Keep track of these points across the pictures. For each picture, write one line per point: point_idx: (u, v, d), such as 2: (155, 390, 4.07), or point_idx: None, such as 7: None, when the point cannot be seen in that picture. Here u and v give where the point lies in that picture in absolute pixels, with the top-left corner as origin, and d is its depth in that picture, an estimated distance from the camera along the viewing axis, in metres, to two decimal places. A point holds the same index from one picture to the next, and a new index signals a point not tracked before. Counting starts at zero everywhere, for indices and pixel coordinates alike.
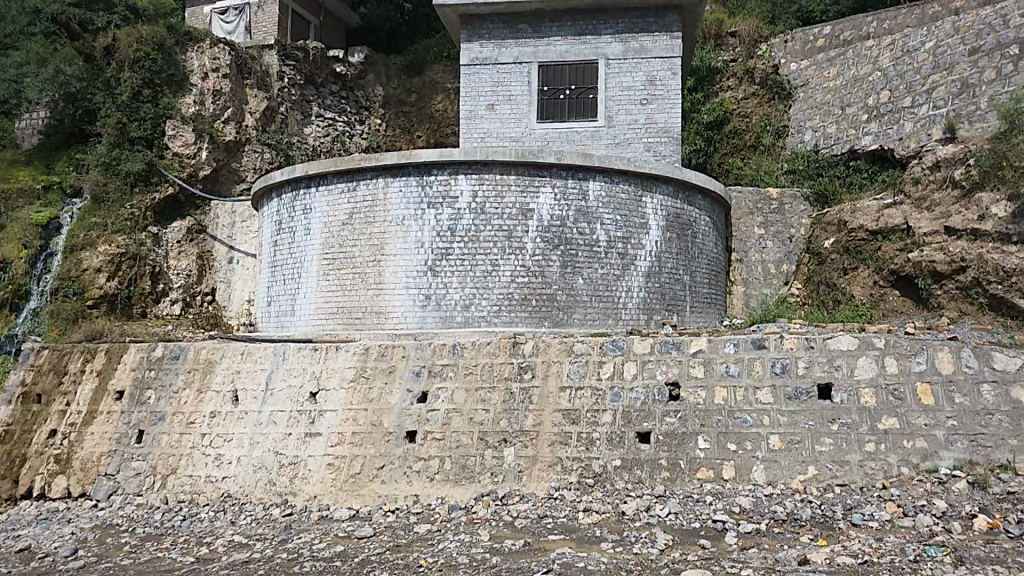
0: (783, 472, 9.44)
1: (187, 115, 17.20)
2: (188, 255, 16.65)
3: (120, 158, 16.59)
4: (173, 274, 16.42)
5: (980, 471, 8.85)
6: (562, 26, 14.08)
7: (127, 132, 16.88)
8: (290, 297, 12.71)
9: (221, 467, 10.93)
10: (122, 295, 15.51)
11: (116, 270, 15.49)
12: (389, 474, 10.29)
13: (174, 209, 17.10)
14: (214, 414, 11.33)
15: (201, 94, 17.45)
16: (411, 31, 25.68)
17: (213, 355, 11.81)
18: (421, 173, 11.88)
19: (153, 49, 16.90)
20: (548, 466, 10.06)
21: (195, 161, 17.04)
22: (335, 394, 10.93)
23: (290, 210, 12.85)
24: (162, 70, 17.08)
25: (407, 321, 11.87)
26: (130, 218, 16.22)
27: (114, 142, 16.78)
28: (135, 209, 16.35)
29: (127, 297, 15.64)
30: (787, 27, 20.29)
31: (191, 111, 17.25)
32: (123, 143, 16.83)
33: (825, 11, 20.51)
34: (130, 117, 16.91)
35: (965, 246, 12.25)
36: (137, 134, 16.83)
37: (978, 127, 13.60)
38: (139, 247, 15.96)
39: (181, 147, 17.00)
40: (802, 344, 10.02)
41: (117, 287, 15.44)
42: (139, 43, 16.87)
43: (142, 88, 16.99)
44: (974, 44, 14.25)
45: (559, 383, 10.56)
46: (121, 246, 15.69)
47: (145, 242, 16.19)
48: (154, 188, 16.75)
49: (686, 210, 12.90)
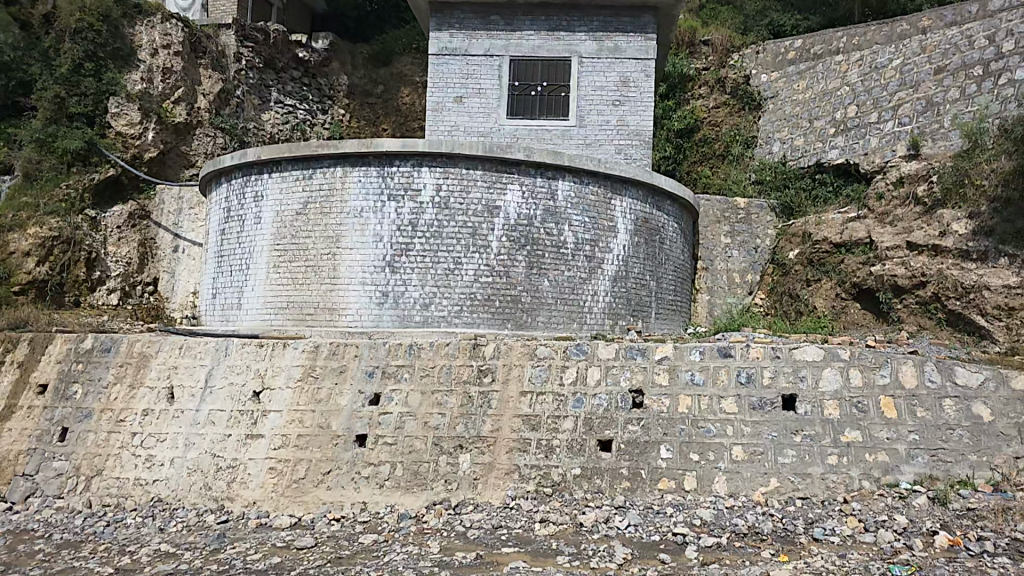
0: (744, 483, 9.15)
1: (133, 92, 16.48)
2: (129, 242, 15.75)
3: (57, 133, 15.72)
4: (112, 261, 15.50)
5: (940, 486, 8.72)
6: (535, 21, 13.85)
7: (65, 108, 15.98)
8: (238, 290, 12.03)
9: (152, 469, 10.15)
10: (54, 281, 14.55)
11: (46, 254, 14.56)
12: (336, 479, 9.66)
13: (115, 190, 16.24)
14: (146, 412, 10.54)
15: (149, 72, 16.86)
16: (378, 21, 25.15)
17: (148, 348, 11.01)
18: (382, 164, 11.40)
19: (98, 19, 16.33)
20: (505, 474, 9.57)
21: (140, 142, 16.26)
22: (281, 395, 10.27)
23: (241, 198, 12.21)
24: (106, 42, 16.46)
25: (361, 320, 11.30)
26: (65, 200, 15.36)
27: (50, 117, 15.85)
28: (70, 190, 15.50)
29: (59, 285, 14.67)
30: (759, 38, 20.43)
31: (138, 89, 16.59)
32: (61, 119, 15.95)
33: (796, 26, 20.77)
34: (70, 91, 16.05)
35: (925, 262, 12.34)
36: (77, 110, 15.97)
37: (941, 145, 13.92)
38: (74, 232, 15.02)
39: (125, 126, 16.19)
40: (767, 353, 9.80)
41: (48, 274, 14.48)
42: (84, 11, 16.27)
43: (83, 61, 16.23)
44: (941, 63, 14.57)
45: (519, 388, 10.10)
46: (53, 229, 14.74)
47: (81, 226, 15.29)
48: (92, 168, 15.87)
49: (655, 215, 12.71)
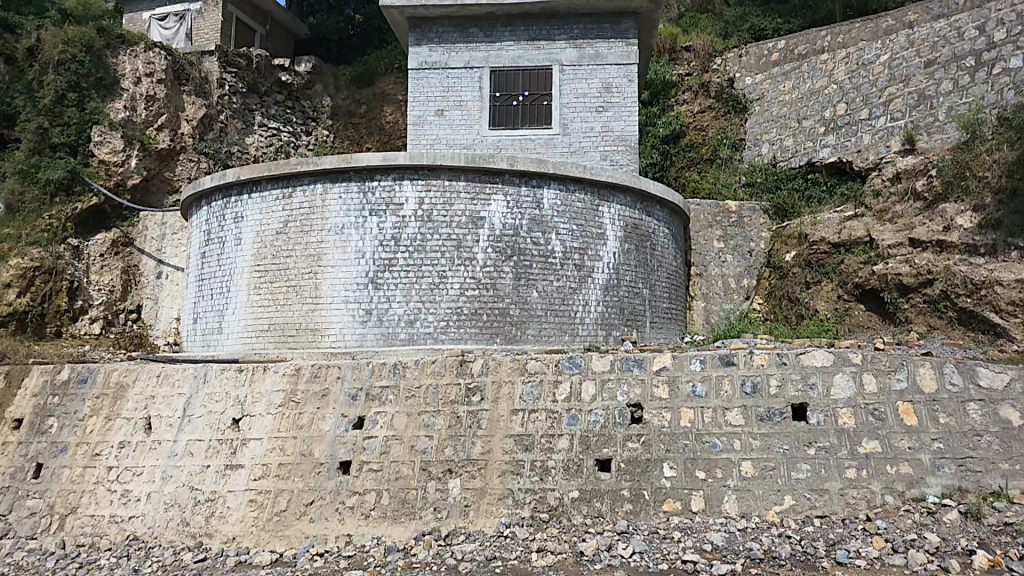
0: (757, 502, 8.42)
1: (115, 120, 16.92)
2: (111, 270, 15.80)
3: (41, 164, 15.96)
4: (94, 290, 15.47)
5: (971, 500, 7.96)
6: (515, 31, 13.98)
7: (48, 138, 16.26)
8: (219, 313, 11.88)
9: (127, 505, 9.70)
10: (34, 313, 14.48)
11: (27, 285, 14.55)
12: (319, 511, 9.08)
13: (98, 218, 16.38)
14: (122, 444, 10.18)
15: (132, 100, 17.38)
16: (360, 43, 26.28)
17: (125, 377, 10.73)
18: (363, 179, 11.29)
19: (81, 52, 16.75)
20: (498, 499, 8.91)
21: (123, 169, 16.69)
22: (261, 421, 9.81)
23: (221, 220, 12.15)
24: (89, 73, 16.86)
25: (345, 339, 11.06)
26: (47, 230, 15.37)
27: (33, 147, 16.11)
28: (52, 220, 15.54)
29: (40, 315, 14.61)
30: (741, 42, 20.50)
31: (120, 117, 17.04)
32: (44, 149, 16.22)
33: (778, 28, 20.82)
34: (53, 122, 16.33)
35: (931, 259, 11.82)
36: (59, 140, 16.24)
37: (937, 138, 13.71)
38: (56, 261, 15.07)
39: (108, 155, 16.63)
40: (773, 359, 9.11)
41: (29, 304, 14.44)
42: (65, 44, 16.69)
43: (67, 91, 16.58)
44: (930, 56, 14.38)
45: (511, 406, 9.47)
46: (35, 259, 14.79)
47: (63, 255, 15.32)
48: (76, 197, 16.08)
49: (644, 221, 12.58)
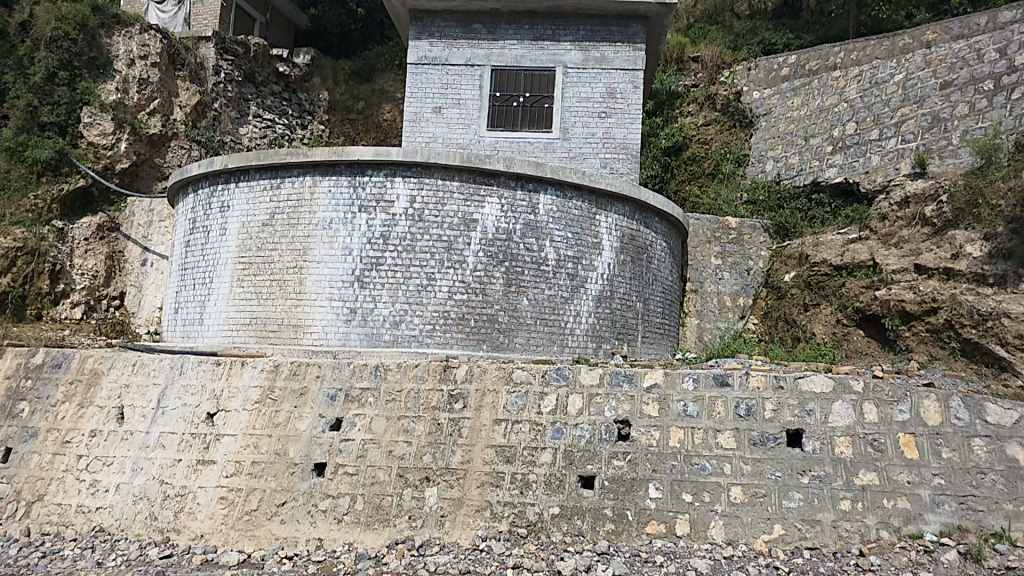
0: (744, 530, 7.99)
1: (107, 102, 16.79)
2: (95, 254, 15.64)
3: (28, 142, 15.73)
4: (77, 274, 15.38)
5: (972, 541, 7.52)
6: (518, 30, 13.65)
7: (37, 116, 16.01)
8: (201, 304, 11.67)
9: (96, 495, 9.48)
10: (14, 293, 14.20)
11: (8, 266, 14.26)
12: (290, 512, 8.76)
13: (85, 202, 16.29)
14: (94, 433, 9.99)
15: (125, 82, 17.30)
16: (363, 37, 26.05)
17: (100, 364, 10.52)
18: (354, 174, 11.00)
19: (74, 29, 16.47)
20: (475, 511, 8.52)
21: (112, 153, 16.60)
22: (236, 417, 9.52)
23: (207, 208, 11.92)
24: (82, 52, 16.67)
25: (327, 338, 10.81)
26: (33, 210, 15.28)
27: (21, 125, 15.88)
28: (38, 200, 15.42)
29: (20, 296, 14.35)
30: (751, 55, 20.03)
31: (112, 99, 16.92)
32: (33, 128, 15.98)
33: (789, 42, 20.27)
34: (42, 100, 16.11)
35: (936, 286, 11.41)
36: (49, 119, 16.03)
37: (950, 163, 13.20)
38: (39, 242, 14.86)
39: (98, 137, 16.49)
40: (770, 382, 8.64)
41: (9, 285, 14.17)
42: (60, 21, 16.36)
43: (58, 70, 16.36)
44: (947, 78, 13.89)
45: (493, 415, 9.05)
46: (18, 239, 14.50)
47: (46, 237, 15.17)
48: (63, 178, 15.95)
49: (642, 232, 12.22)
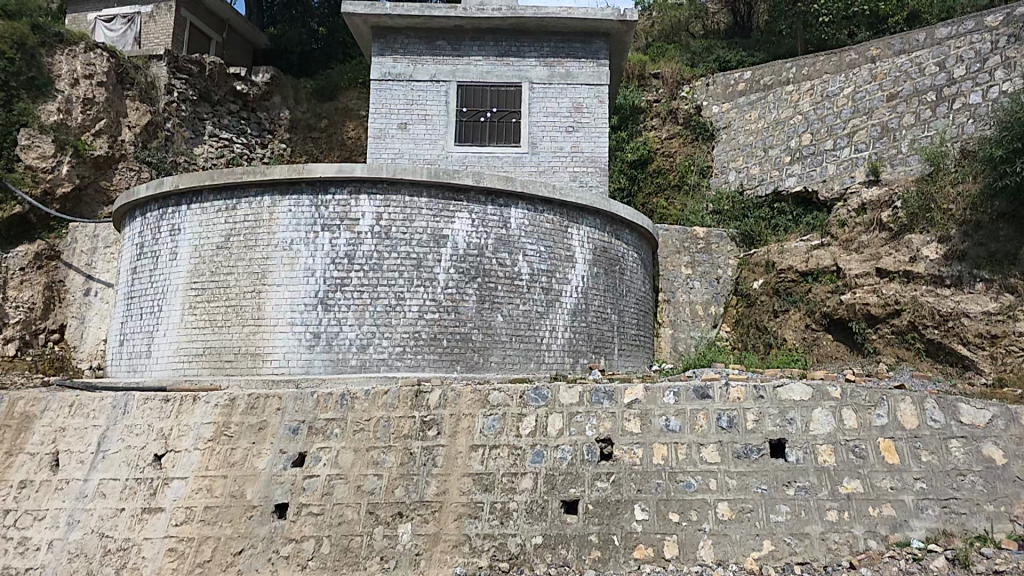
0: (734, 548, 7.63)
1: (47, 124, 16.02)
2: (32, 285, 14.87)
3: None
4: (11, 307, 14.65)
5: (958, 545, 7.34)
6: (483, 46, 13.71)
7: None
8: (148, 335, 10.90)
9: (24, 554, 8.44)
10: None
11: None
12: (248, 561, 7.93)
13: (22, 229, 15.49)
14: (23, 484, 9.07)
15: (69, 102, 16.55)
16: (325, 57, 25.79)
17: (31, 407, 9.70)
18: (316, 192, 10.59)
19: (11, 49, 15.59)
20: (452, 547, 7.87)
21: (53, 176, 15.90)
22: (186, 458, 8.73)
23: (156, 232, 11.25)
24: (20, 72, 15.78)
25: (290, 365, 10.18)
26: None
27: None
28: None
29: None
30: (708, 71, 20.80)
31: (53, 120, 16.12)
32: None
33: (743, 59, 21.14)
34: None
35: (899, 288, 11.82)
36: None
37: (901, 170, 13.82)
38: None
39: (36, 160, 15.75)
40: (750, 393, 8.47)
41: None
42: None
43: None
44: (892, 90, 14.65)
45: (469, 441, 8.53)
46: None
47: None
48: None
49: (614, 245, 12.14)
